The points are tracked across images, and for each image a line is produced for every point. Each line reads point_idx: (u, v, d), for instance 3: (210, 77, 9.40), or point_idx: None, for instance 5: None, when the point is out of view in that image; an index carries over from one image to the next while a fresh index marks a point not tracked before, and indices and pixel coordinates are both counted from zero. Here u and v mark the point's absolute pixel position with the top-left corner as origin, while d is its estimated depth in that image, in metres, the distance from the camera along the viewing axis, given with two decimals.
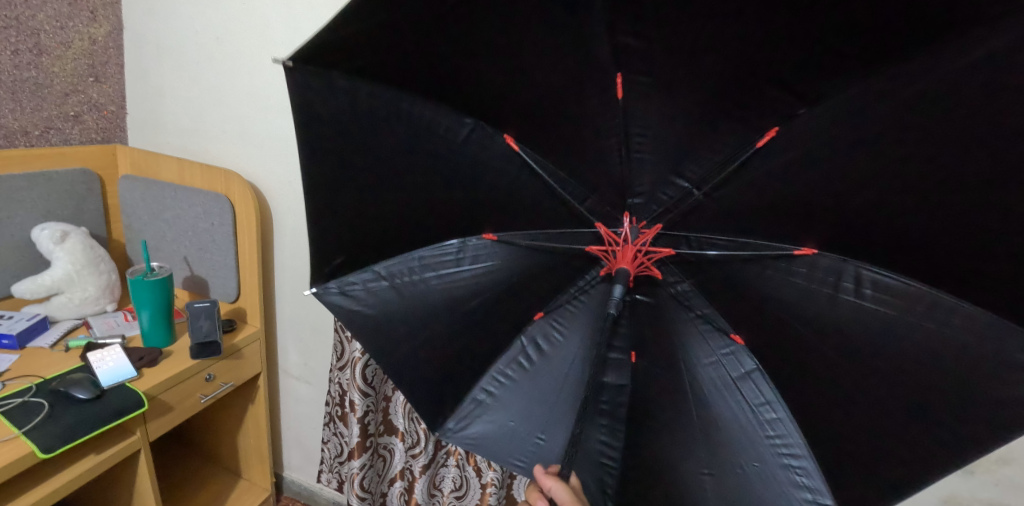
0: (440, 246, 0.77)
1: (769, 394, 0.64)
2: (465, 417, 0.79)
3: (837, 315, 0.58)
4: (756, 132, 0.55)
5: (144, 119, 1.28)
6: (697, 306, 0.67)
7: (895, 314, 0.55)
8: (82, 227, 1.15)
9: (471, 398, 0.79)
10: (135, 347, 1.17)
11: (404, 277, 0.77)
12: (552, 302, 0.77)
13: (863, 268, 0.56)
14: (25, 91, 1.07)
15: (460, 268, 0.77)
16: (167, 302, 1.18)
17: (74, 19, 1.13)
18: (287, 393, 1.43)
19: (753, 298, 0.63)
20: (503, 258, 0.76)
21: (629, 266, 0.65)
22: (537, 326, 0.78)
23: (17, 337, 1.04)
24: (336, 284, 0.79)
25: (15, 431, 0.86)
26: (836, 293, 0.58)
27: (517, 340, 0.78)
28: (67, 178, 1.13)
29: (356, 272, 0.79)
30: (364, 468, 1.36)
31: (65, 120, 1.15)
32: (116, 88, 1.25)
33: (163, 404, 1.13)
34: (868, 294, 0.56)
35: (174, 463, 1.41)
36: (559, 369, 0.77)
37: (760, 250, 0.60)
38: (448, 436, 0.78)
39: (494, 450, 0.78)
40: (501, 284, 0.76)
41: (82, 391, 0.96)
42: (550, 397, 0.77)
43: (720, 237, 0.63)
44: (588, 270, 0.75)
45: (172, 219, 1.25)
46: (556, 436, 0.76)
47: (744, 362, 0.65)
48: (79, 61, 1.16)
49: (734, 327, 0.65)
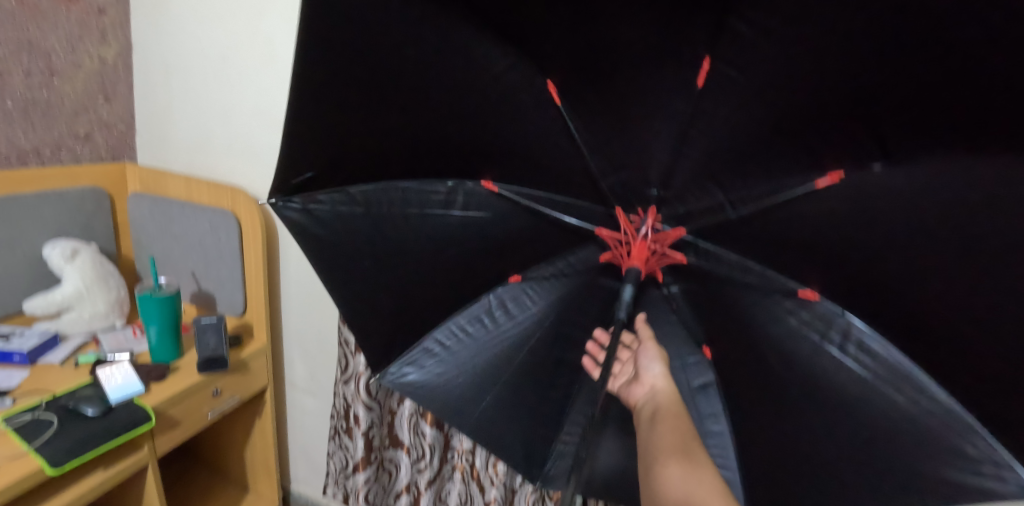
0: (429, 182, 0.66)
1: (719, 407, 0.63)
2: (411, 361, 0.72)
3: (837, 379, 0.54)
4: (818, 170, 0.49)
5: (153, 135, 1.29)
6: (680, 312, 0.64)
7: (871, 381, 0.52)
8: (92, 244, 1.16)
9: (421, 345, 0.71)
10: (143, 364, 1.04)
11: (378, 207, 0.66)
12: (532, 270, 0.69)
13: (854, 325, 0.53)
14: (36, 112, 1.09)
15: (448, 212, 0.66)
16: (177, 315, 1.06)
17: (85, 41, 1.15)
18: (294, 407, 1.39)
19: (745, 338, 0.59)
20: (495, 209, 0.66)
21: (641, 264, 0.57)
22: (509, 288, 0.70)
23: (28, 353, 1.00)
24: (299, 200, 0.67)
25: (23, 447, 0.82)
26: (821, 342, 0.54)
27: (484, 297, 0.70)
28: (77, 195, 1.16)
29: (324, 187, 0.67)
30: (369, 482, 1.19)
31: (75, 139, 1.17)
32: (126, 107, 1.27)
33: (169, 421, 1.01)
34: (851, 353, 0.53)
35: (184, 477, 1.43)
36: (520, 339, 0.69)
37: (765, 278, 0.56)
38: (386, 380, 0.72)
39: (433, 402, 0.70)
40: (484, 238, 0.67)
41: (89, 406, 0.88)
42: (507, 362, 0.69)
43: (731, 253, 0.57)
44: (577, 248, 0.65)
45: (179, 234, 1.22)
46: (503, 400, 0.69)
47: (704, 373, 0.64)
48: (89, 81, 1.18)
49: (707, 340, 0.63)
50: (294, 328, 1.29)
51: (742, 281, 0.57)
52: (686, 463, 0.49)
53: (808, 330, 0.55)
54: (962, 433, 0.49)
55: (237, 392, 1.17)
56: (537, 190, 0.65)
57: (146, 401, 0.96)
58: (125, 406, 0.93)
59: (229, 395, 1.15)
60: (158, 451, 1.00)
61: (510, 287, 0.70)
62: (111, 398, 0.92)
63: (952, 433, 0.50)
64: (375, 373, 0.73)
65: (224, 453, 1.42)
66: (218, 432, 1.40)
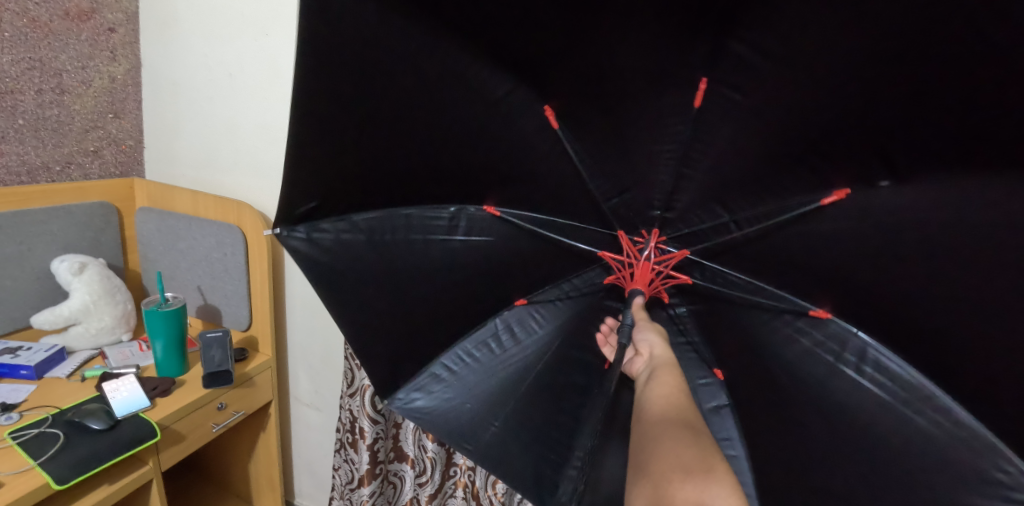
0: (433, 208, 0.68)
1: (732, 429, 0.65)
2: (419, 388, 0.71)
3: (855, 402, 0.58)
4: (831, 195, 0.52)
5: (160, 152, 1.31)
6: (688, 332, 0.68)
7: (894, 401, 0.56)
8: (100, 258, 1.17)
9: (431, 371, 0.71)
10: (149, 378, 1.05)
11: (383, 236, 0.67)
12: (538, 292, 0.72)
13: (869, 346, 0.57)
14: (46, 129, 1.11)
15: (451, 236, 0.68)
16: (184, 329, 1.07)
17: (95, 59, 1.17)
18: (299, 421, 1.39)
19: (766, 355, 0.62)
20: (500, 233, 0.69)
21: (643, 287, 0.64)
22: (515, 312, 0.72)
23: (35, 368, 1.01)
24: (303, 229, 0.64)
25: (28, 462, 0.82)
26: (836, 364, 0.59)
27: (492, 321, 0.72)
28: (85, 210, 1.17)
29: (325, 217, 0.65)
30: (374, 496, 1.17)
31: (85, 156, 1.19)
32: (134, 123, 1.29)
33: (175, 436, 1.01)
34: (868, 374, 0.57)
35: (186, 492, 1.42)
36: (531, 359, 0.70)
37: (772, 298, 0.61)
38: (394, 407, 0.69)
39: (442, 430, 0.68)
40: (487, 262, 0.70)
41: (95, 421, 0.89)
42: (519, 384, 0.70)
43: (736, 275, 0.63)
44: (583, 269, 0.71)
45: (185, 249, 1.23)
46: (515, 425, 0.68)
47: (717, 395, 0.66)
48: (99, 99, 1.20)
49: (716, 361, 0.66)
50: (298, 342, 1.30)
51: (753, 301, 0.62)
52: (698, 475, 0.41)
53: (816, 349, 0.60)
54: (992, 457, 0.52)
55: (242, 407, 1.17)
56: (531, 212, 0.69)
57: (152, 415, 0.96)
58: (131, 419, 0.93)
59: (234, 409, 1.15)
60: (163, 465, 0.99)
61: (517, 310, 0.72)
62: (118, 412, 0.93)
63: (983, 458, 0.53)
64: (382, 399, 0.70)
65: (227, 467, 1.41)
66: (221, 446, 1.39)
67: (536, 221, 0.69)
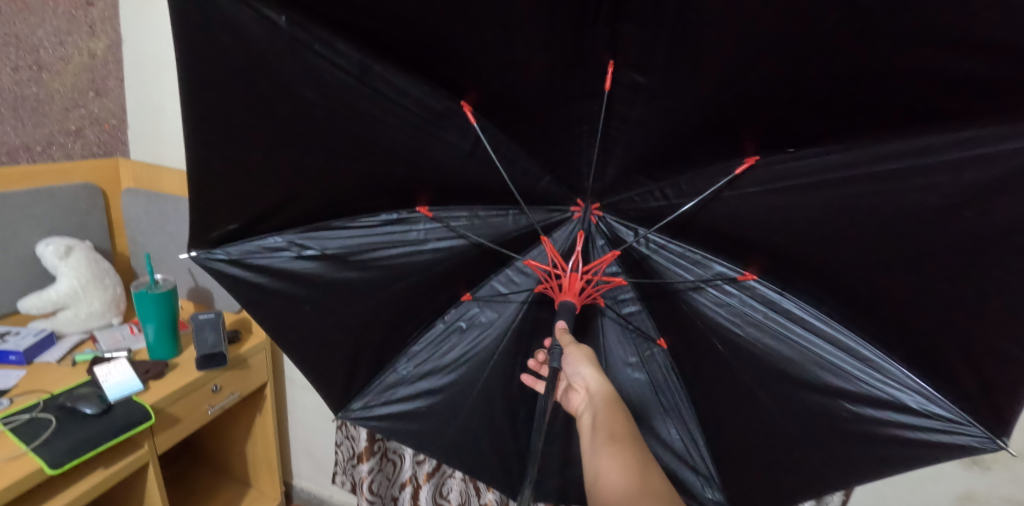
0: (363, 217, 0.65)
1: (678, 390, 0.68)
2: (373, 397, 0.73)
3: (795, 368, 0.60)
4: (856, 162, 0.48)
5: (145, 132, 1.27)
6: (632, 309, 0.68)
7: (818, 353, 0.59)
8: (87, 241, 1.14)
9: (386, 381, 0.73)
10: (141, 362, 1.03)
11: (310, 248, 0.64)
12: (480, 286, 0.71)
13: (794, 303, 0.59)
14: (26, 108, 1.07)
15: (383, 248, 0.65)
16: (175, 311, 1.05)
17: (73, 35, 1.13)
18: (295, 402, 1.38)
19: (705, 321, 0.63)
20: (437, 238, 0.65)
21: (573, 299, 0.61)
22: (462, 307, 0.71)
23: (24, 353, 0.99)
24: (223, 252, 0.63)
25: (20, 448, 0.81)
26: (764, 320, 0.61)
27: (437, 322, 0.72)
28: (69, 193, 1.14)
29: (246, 238, 0.64)
30: (373, 472, 1.18)
31: (66, 135, 1.15)
32: (117, 102, 1.25)
33: (170, 419, 1.00)
34: (793, 327, 0.60)
35: (185, 476, 1.42)
36: (479, 360, 0.71)
37: (706, 263, 0.62)
38: (351, 417, 0.73)
39: (402, 431, 0.72)
40: (429, 272, 0.66)
41: (88, 405, 0.87)
42: (469, 386, 0.72)
43: (676, 244, 0.63)
44: (532, 245, 0.67)
45: (175, 231, 1.20)
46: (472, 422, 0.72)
47: (662, 363, 0.68)
48: (79, 76, 1.15)
49: (660, 333, 0.68)
50: None
51: (687, 268, 0.63)
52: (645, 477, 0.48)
53: (731, 319, 0.62)
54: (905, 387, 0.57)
55: (238, 388, 1.17)
56: (463, 207, 0.65)
57: (146, 398, 0.95)
58: (124, 403, 0.92)
59: (229, 392, 1.14)
60: (159, 448, 0.99)
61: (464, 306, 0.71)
62: (110, 396, 0.91)
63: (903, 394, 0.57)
64: (338, 411, 0.73)
65: (225, 449, 1.41)
66: (218, 429, 1.39)
67: (467, 217, 0.65)
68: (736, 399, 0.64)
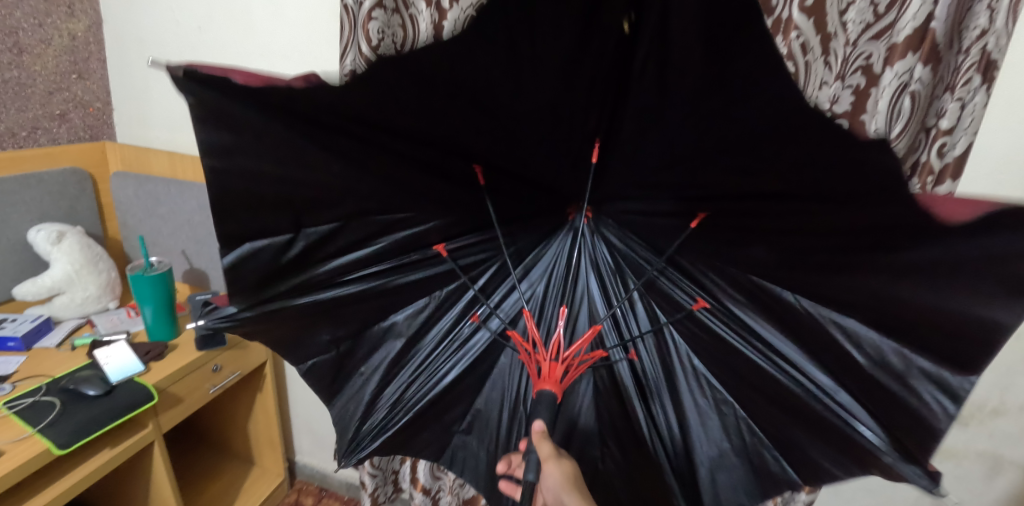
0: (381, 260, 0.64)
1: (661, 402, 0.67)
2: (371, 433, 0.71)
3: (770, 383, 0.57)
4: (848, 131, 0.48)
5: (130, 114, 1.25)
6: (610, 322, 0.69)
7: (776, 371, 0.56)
8: (78, 227, 1.13)
9: (374, 405, 0.71)
10: (141, 343, 1.04)
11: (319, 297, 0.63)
12: (485, 316, 0.70)
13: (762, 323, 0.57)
14: (8, 93, 1.04)
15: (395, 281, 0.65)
16: (171, 294, 1.06)
17: (52, 16, 1.09)
18: (294, 380, 1.41)
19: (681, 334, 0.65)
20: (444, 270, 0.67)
21: (553, 388, 0.58)
22: (468, 340, 0.70)
23: (23, 339, 0.99)
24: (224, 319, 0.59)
25: (27, 430, 0.82)
26: (739, 340, 0.58)
27: (442, 358, 0.70)
28: (58, 178, 1.13)
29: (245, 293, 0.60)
30: None
31: (51, 120, 1.13)
32: (100, 84, 1.23)
33: (173, 399, 1.02)
34: (761, 346, 0.57)
35: (189, 455, 1.45)
36: (488, 388, 0.73)
37: (675, 282, 0.63)
38: (347, 458, 0.71)
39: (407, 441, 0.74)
40: (441, 304, 0.69)
41: (90, 387, 0.89)
42: (478, 407, 0.74)
43: (675, 270, 0.63)
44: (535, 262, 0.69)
45: (167, 214, 1.20)
46: (481, 435, 0.75)
47: (641, 374, 0.68)
48: (60, 58, 1.12)
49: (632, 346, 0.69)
50: None
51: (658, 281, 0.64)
52: None
53: (698, 331, 0.63)
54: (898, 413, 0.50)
55: (238, 367, 1.18)
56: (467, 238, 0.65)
57: (147, 379, 0.97)
58: (127, 384, 0.93)
59: (229, 371, 1.16)
60: (163, 427, 1.01)
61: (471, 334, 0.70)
62: (112, 378, 0.93)
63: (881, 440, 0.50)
64: (339, 456, 0.71)
65: (227, 428, 1.43)
66: (220, 408, 1.41)
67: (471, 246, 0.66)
68: (708, 404, 0.64)
